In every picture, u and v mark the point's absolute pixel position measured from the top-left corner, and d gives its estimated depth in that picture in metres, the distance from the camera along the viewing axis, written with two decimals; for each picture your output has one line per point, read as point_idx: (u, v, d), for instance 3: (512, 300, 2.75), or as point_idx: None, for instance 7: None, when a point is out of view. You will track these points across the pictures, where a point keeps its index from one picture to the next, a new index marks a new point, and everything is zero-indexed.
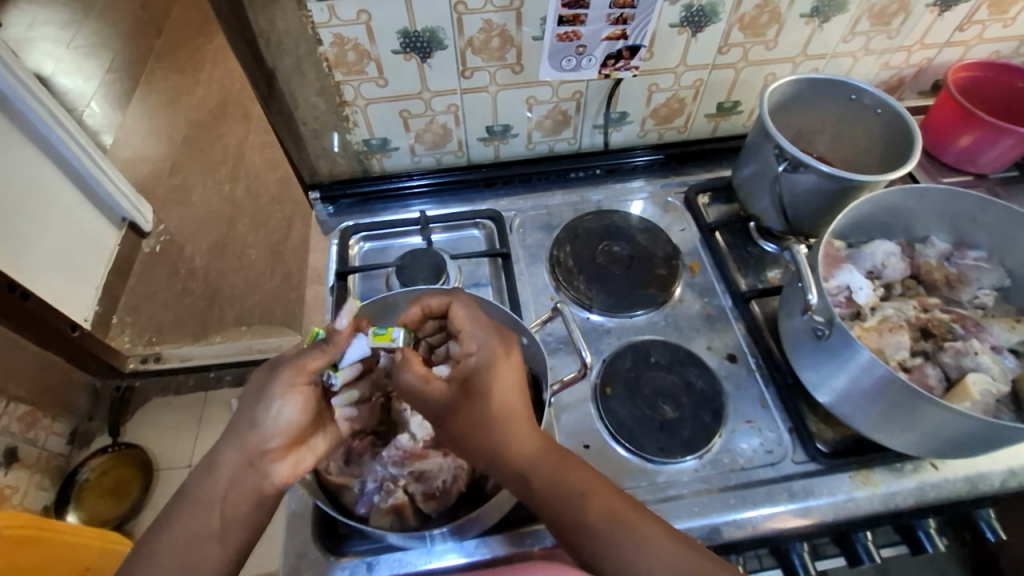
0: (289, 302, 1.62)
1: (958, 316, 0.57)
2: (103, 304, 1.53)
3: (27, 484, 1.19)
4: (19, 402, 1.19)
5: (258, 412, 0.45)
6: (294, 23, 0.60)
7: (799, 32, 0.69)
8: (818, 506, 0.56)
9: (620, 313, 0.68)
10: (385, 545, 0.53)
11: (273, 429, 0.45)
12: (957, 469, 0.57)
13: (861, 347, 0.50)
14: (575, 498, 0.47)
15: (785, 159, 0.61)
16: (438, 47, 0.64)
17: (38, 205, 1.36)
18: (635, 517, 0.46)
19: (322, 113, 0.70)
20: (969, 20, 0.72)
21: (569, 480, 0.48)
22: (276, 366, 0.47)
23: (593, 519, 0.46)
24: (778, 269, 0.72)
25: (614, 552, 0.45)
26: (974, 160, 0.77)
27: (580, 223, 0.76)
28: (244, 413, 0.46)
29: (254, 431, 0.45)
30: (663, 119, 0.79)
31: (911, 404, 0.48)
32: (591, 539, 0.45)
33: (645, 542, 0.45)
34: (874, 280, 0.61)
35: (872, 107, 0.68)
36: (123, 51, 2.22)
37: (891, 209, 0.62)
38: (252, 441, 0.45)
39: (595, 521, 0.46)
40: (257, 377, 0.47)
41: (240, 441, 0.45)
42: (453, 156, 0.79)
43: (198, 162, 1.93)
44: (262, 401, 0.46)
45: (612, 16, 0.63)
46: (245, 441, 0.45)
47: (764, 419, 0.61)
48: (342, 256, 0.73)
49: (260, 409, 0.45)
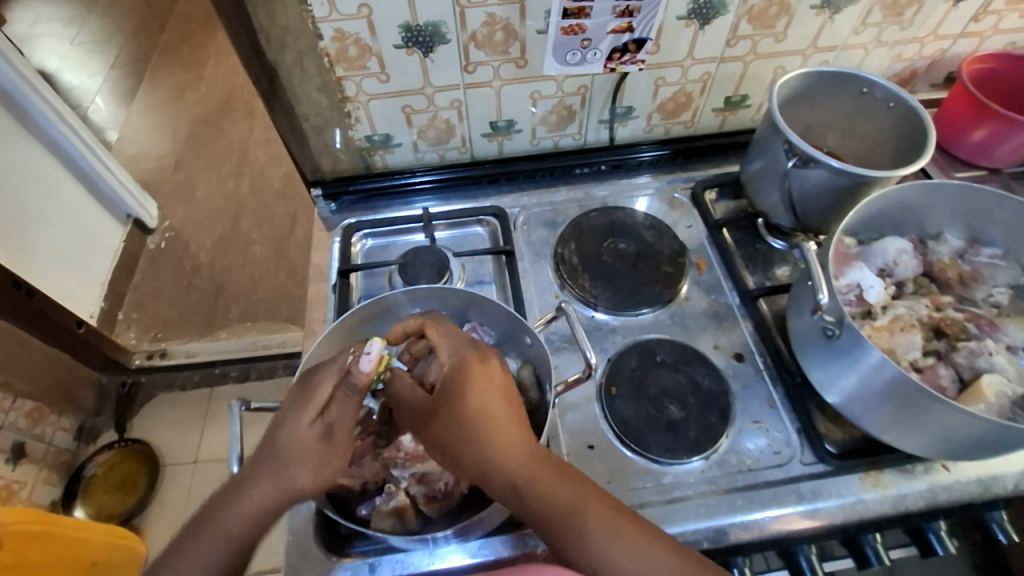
0: (294, 298, 1.61)
1: (972, 315, 0.56)
2: (109, 301, 1.53)
3: (35, 479, 1.21)
4: (26, 398, 1.20)
5: (318, 478, 0.46)
6: (294, 18, 0.59)
7: (810, 24, 0.68)
8: (827, 508, 0.55)
9: (625, 312, 0.67)
10: (388, 546, 0.52)
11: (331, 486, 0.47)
12: (970, 471, 0.56)
13: (872, 348, 0.49)
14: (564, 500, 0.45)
15: (795, 154, 0.60)
16: (441, 41, 0.63)
17: (42, 201, 1.36)
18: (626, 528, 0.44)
19: (324, 109, 0.69)
20: (985, 10, 0.70)
21: (557, 484, 0.45)
22: (334, 436, 0.47)
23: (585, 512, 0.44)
24: (787, 267, 0.71)
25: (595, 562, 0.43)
26: (988, 154, 0.75)
27: (585, 221, 0.75)
28: (299, 475, 0.45)
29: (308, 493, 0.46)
30: (669, 113, 0.77)
31: (924, 405, 0.47)
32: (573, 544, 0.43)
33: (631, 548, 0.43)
34: (886, 278, 0.60)
35: (884, 101, 0.66)
36: (128, 47, 2.22)
37: (904, 205, 0.60)
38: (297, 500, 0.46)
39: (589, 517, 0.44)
40: (307, 437, 0.46)
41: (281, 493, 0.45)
42: (456, 152, 0.78)
43: (203, 158, 1.93)
44: (327, 471, 0.46)
45: (617, 8, 0.61)
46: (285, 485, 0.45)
47: (772, 418, 0.60)
48: (344, 254, 0.72)
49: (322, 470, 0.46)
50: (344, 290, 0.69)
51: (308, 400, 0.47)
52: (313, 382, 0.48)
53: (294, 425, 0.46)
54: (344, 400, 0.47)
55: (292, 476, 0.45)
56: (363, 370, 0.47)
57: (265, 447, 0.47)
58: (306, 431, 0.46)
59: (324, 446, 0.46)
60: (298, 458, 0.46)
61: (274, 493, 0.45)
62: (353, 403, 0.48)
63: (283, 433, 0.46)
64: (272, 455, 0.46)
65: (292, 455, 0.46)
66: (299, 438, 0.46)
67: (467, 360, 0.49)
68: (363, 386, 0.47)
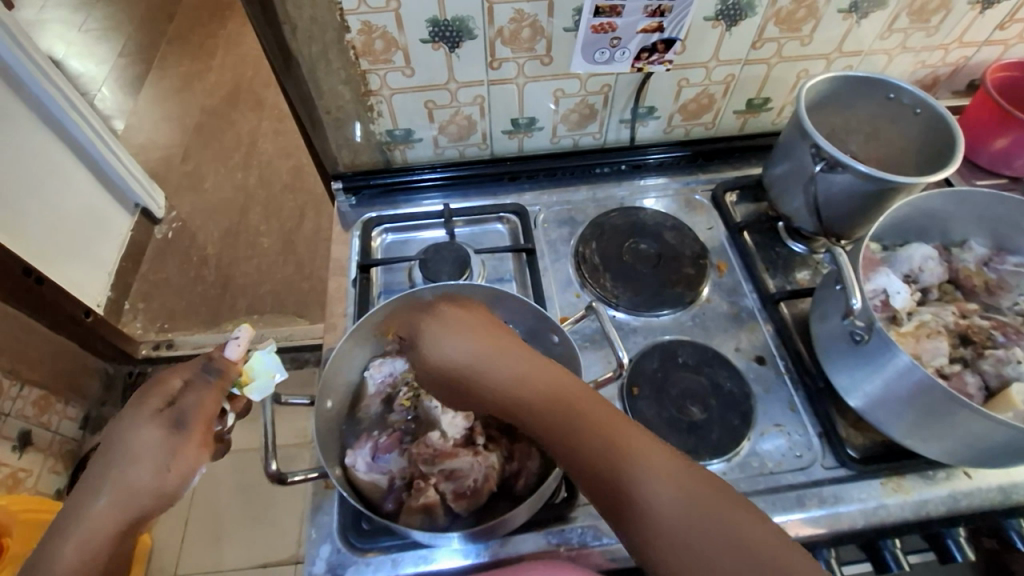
0: (302, 291, 1.61)
1: (998, 323, 0.56)
2: (116, 290, 1.53)
3: (41, 468, 1.20)
4: (33, 386, 1.20)
5: (159, 479, 0.47)
6: (322, 10, 0.59)
7: (836, 29, 0.68)
8: (848, 513, 0.55)
9: (646, 312, 0.67)
10: (410, 541, 0.52)
11: (179, 490, 0.49)
12: (990, 478, 0.56)
13: (901, 352, 0.49)
14: (588, 441, 0.43)
15: (822, 158, 0.60)
16: (468, 37, 0.62)
17: (51, 189, 1.36)
18: (654, 454, 0.42)
19: (347, 102, 0.69)
20: (1011, 18, 0.70)
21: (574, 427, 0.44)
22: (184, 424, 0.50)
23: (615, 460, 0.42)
24: (808, 271, 0.71)
25: (635, 495, 0.40)
26: (1010, 162, 0.75)
27: (606, 220, 0.74)
28: (148, 463, 0.48)
29: (150, 495, 0.47)
30: (690, 115, 0.77)
31: (950, 411, 0.47)
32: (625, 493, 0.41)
33: (686, 490, 0.39)
34: (911, 285, 0.60)
35: (911, 107, 0.66)
36: (136, 35, 2.21)
37: (931, 212, 0.61)
38: (139, 504, 0.47)
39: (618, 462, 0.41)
40: (153, 436, 0.48)
41: (120, 501, 0.47)
42: (476, 149, 0.78)
43: (210, 149, 1.92)
44: (168, 469, 0.48)
45: (649, 8, 0.61)
46: (140, 479, 0.47)
47: (793, 423, 0.60)
48: (365, 248, 0.72)
49: (163, 469, 0.48)
50: (365, 285, 0.69)
51: (158, 393, 0.51)
52: (158, 384, 0.52)
53: (138, 424, 0.49)
54: (202, 386, 0.51)
55: (130, 476, 0.47)
56: (229, 357, 0.52)
57: (119, 446, 0.48)
58: (156, 425, 0.49)
59: (175, 434, 0.49)
60: (148, 452, 0.48)
61: (127, 483, 0.47)
62: (211, 390, 0.51)
63: (131, 430, 0.49)
64: (122, 448, 0.48)
65: (131, 455, 0.48)
66: (145, 438, 0.48)
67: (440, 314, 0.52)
68: (221, 369, 0.51)
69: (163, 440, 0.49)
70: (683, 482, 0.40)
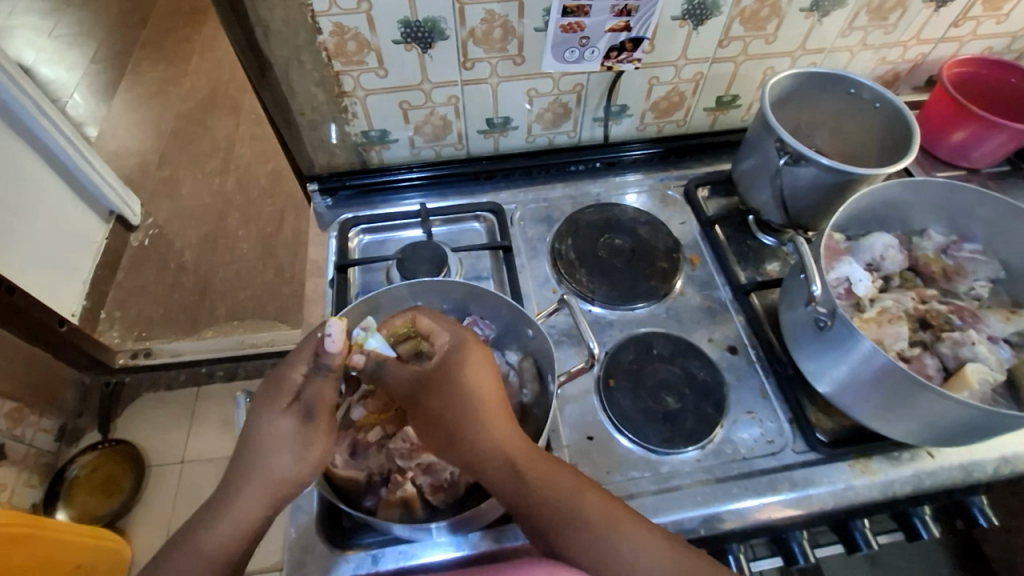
0: (283, 296, 1.60)
1: (955, 307, 0.58)
2: (90, 299, 1.51)
3: (14, 482, 1.18)
4: (6, 398, 1.17)
5: (295, 468, 0.47)
6: (293, 11, 0.59)
7: (799, 27, 0.70)
8: (818, 496, 0.56)
9: (621, 306, 0.68)
10: (391, 537, 0.53)
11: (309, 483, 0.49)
12: (952, 457, 0.58)
13: (863, 338, 0.50)
14: (562, 498, 0.46)
15: (786, 152, 0.62)
16: (440, 37, 0.63)
17: (20, 197, 1.33)
18: (625, 516, 0.46)
19: (321, 103, 0.69)
20: (965, 16, 0.73)
21: (552, 476, 0.47)
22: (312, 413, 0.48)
23: (584, 517, 0.45)
24: (777, 262, 0.73)
25: (596, 551, 0.44)
26: (967, 155, 0.78)
27: (581, 217, 0.76)
28: (276, 458, 0.47)
29: (289, 485, 0.47)
30: (661, 112, 0.79)
31: (912, 393, 0.49)
32: (584, 543, 0.44)
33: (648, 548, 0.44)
34: (873, 272, 0.62)
35: (871, 102, 0.68)
36: (109, 40, 2.18)
37: (890, 202, 0.63)
38: (281, 494, 0.47)
39: (590, 515, 0.45)
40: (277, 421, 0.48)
41: (266, 489, 0.47)
42: (452, 149, 0.79)
43: (186, 155, 1.90)
44: (301, 462, 0.48)
45: (616, 7, 0.62)
46: (276, 481, 0.47)
47: (765, 409, 0.62)
48: (342, 248, 0.73)
49: (301, 459, 0.47)
50: (342, 285, 0.69)
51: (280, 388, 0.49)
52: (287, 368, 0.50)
53: (269, 413, 0.48)
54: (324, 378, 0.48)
55: (267, 471, 0.47)
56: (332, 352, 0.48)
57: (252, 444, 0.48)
58: (283, 418, 0.48)
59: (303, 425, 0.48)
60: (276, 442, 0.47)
61: (261, 472, 0.47)
62: (331, 381, 0.49)
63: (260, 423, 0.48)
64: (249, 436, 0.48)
65: (265, 449, 0.47)
66: (278, 429, 0.48)
67: (465, 339, 0.53)
68: (335, 365, 0.48)
69: (294, 432, 0.48)
70: (646, 542, 0.44)
